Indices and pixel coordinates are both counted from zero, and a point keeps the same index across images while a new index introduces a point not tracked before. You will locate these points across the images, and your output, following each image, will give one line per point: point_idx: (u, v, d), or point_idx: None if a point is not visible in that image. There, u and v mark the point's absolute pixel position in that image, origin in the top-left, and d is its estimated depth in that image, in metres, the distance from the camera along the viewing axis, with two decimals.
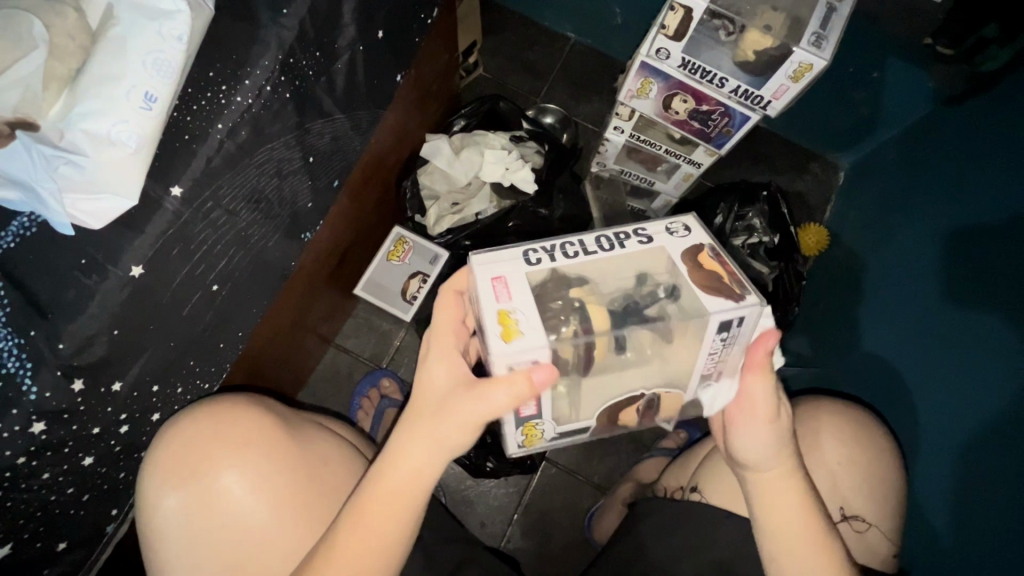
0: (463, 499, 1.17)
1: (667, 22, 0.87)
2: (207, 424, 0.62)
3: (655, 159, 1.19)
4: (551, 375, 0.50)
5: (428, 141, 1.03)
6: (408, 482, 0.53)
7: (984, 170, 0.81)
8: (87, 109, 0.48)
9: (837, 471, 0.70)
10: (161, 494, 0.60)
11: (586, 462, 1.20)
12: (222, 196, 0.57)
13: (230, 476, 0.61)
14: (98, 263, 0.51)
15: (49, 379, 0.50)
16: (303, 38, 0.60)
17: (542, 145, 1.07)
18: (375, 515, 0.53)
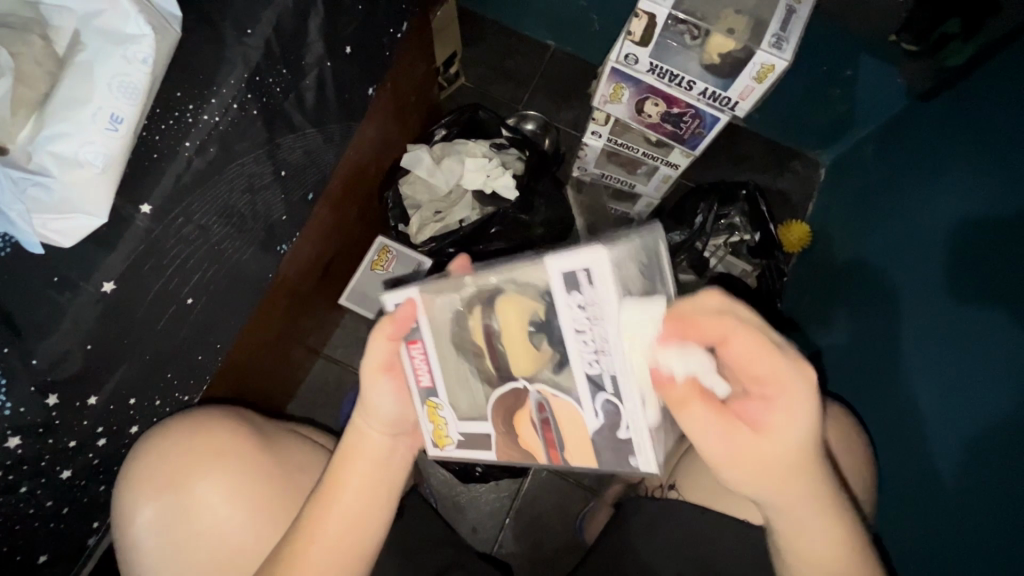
0: (455, 505, 1.19)
1: (633, 28, 0.90)
2: (173, 433, 0.62)
3: (633, 162, 1.21)
4: (410, 315, 0.55)
5: (410, 150, 1.04)
6: (371, 468, 0.60)
7: (958, 164, 0.82)
8: (55, 132, 0.50)
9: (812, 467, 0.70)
10: (133, 507, 0.61)
11: (576, 464, 1.21)
12: (193, 212, 0.59)
13: (201, 482, 0.62)
14: (71, 281, 0.52)
15: (24, 395, 0.51)
16: (270, 57, 0.61)
17: (523, 151, 1.08)
18: (351, 505, 0.58)
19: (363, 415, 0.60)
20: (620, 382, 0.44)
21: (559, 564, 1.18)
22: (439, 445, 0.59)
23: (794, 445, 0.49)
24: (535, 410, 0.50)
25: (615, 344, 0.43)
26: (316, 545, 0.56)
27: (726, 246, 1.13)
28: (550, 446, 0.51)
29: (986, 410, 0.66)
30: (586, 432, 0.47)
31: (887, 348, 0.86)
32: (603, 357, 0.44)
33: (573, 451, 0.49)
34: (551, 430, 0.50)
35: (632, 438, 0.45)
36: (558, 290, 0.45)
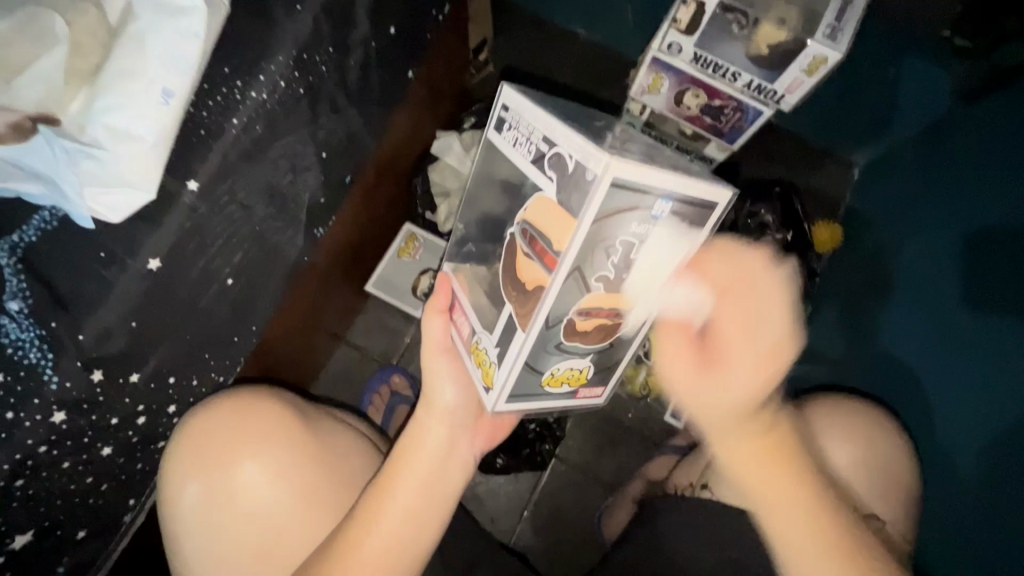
0: (473, 495, 1.18)
1: (679, 16, 0.88)
2: (229, 414, 0.62)
3: None
4: (450, 282, 0.57)
5: (440, 137, 1.04)
6: (429, 461, 0.59)
7: (991, 185, 0.80)
8: (106, 104, 0.48)
9: (849, 470, 0.69)
10: (183, 485, 0.61)
11: (595, 460, 1.20)
12: (237, 192, 0.58)
13: (253, 465, 0.62)
14: (117, 257, 0.51)
15: (70, 369, 0.50)
16: (317, 36, 0.60)
17: None
18: (407, 497, 0.57)
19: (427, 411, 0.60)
20: (550, 135, 0.43)
21: (575, 558, 1.17)
22: (490, 385, 0.52)
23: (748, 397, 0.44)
24: (522, 239, 0.47)
25: (536, 119, 0.44)
26: (373, 539, 0.55)
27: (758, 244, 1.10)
28: (545, 260, 0.45)
29: (1017, 408, 0.66)
30: (558, 205, 0.43)
31: (922, 350, 0.84)
32: (531, 139, 0.44)
33: (562, 234, 0.43)
34: (538, 240, 0.45)
35: (590, 167, 0.40)
36: (496, 140, 0.48)
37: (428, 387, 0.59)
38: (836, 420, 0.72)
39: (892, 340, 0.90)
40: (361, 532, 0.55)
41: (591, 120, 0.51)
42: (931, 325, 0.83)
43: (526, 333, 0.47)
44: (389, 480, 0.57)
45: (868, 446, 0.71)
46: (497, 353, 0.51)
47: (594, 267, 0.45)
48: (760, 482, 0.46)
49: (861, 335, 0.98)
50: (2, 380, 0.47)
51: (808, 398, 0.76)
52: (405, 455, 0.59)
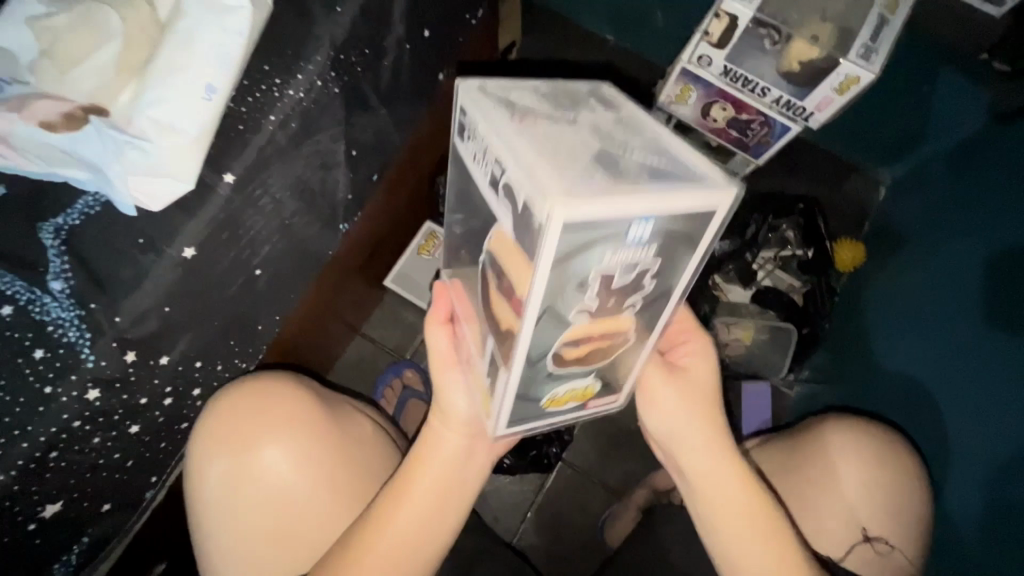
0: (478, 493, 1.20)
1: (711, 30, 0.88)
2: (251, 404, 0.64)
3: None
4: (450, 293, 0.57)
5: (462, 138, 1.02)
6: (447, 464, 0.59)
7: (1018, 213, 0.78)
8: (154, 97, 0.50)
9: (859, 493, 0.69)
10: (207, 470, 0.63)
11: (601, 465, 1.21)
12: (271, 185, 0.60)
13: (275, 455, 0.63)
14: (155, 243, 0.54)
15: (106, 349, 0.52)
16: (355, 36, 0.62)
17: None
18: (425, 496, 0.58)
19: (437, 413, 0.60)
20: (501, 160, 0.38)
21: (576, 562, 1.18)
22: (490, 413, 0.52)
23: (710, 441, 0.57)
24: (495, 277, 0.45)
25: (490, 139, 0.39)
26: (388, 534, 0.56)
27: (776, 259, 1.09)
28: (513, 304, 0.43)
29: None
30: (520, 250, 0.40)
31: (938, 375, 0.83)
32: (486, 158, 0.40)
33: (522, 279, 0.40)
34: (506, 282, 0.43)
35: (538, 209, 0.35)
36: (460, 148, 0.46)
37: (439, 391, 0.59)
38: (850, 445, 0.70)
39: (909, 363, 0.89)
40: (379, 527, 0.56)
41: (576, 113, 0.43)
42: (949, 351, 0.82)
43: (507, 373, 0.46)
44: (406, 478, 0.58)
45: (884, 476, 0.69)
46: (492, 383, 0.51)
47: (570, 305, 0.41)
48: (737, 530, 0.55)
49: (877, 356, 0.97)
50: (43, 356, 0.51)
51: (826, 422, 0.74)
52: (419, 456, 0.59)
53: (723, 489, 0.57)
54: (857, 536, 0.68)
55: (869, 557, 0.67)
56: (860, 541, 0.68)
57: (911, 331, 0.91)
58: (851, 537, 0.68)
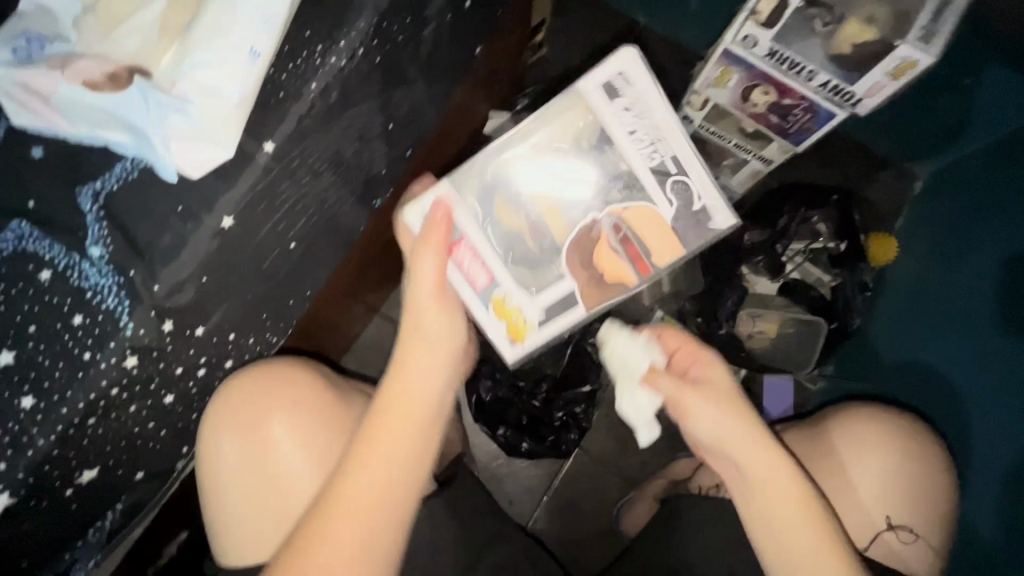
0: (494, 475, 1.20)
1: (759, 8, 0.84)
2: (259, 384, 0.63)
3: (722, 152, 1.18)
4: (447, 211, 0.59)
5: (493, 116, 1.03)
6: (419, 402, 0.57)
7: None
8: (197, 60, 0.48)
9: (881, 482, 0.68)
10: (216, 450, 0.62)
11: (619, 453, 1.20)
12: (309, 156, 0.58)
13: (282, 432, 0.63)
14: (193, 211, 0.53)
15: (144, 318, 0.51)
16: (398, 3, 0.60)
17: None
18: (393, 434, 0.56)
19: (407, 331, 0.59)
20: (681, 160, 0.56)
21: (589, 548, 1.18)
22: (517, 340, 0.62)
23: (756, 442, 0.57)
24: (613, 234, 0.59)
25: (668, 128, 0.56)
26: (362, 472, 0.54)
27: (806, 252, 1.02)
28: (637, 263, 0.60)
29: None
30: (665, 221, 0.59)
31: (971, 376, 0.81)
32: (659, 146, 0.56)
33: (651, 240, 0.59)
34: (632, 240, 0.59)
35: (719, 216, 0.58)
36: (606, 103, 0.56)
37: (408, 310, 0.59)
38: (870, 438, 0.69)
39: (941, 362, 0.88)
40: (356, 466, 0.55)
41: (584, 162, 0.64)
42: (984, 352, 0.80)
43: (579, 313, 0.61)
44: (383, 416, 0.56)
45: (905, 472, 0.68)
46: (535, 319, 0.61)
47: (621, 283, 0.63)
48: (803, 548, 0.55)
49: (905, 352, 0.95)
50: (83, 322, 0.50)
51: (841, 415, 0.72)
52: (394, 393, 0.57)
53: (787, 511, 0.56)
54: (880, 525, 0.67)
55: (893, 546, 0.67)
56: (883, 530, 0.67)
57: (943, 328, 0.89)
58: (874, 527, 0.67)
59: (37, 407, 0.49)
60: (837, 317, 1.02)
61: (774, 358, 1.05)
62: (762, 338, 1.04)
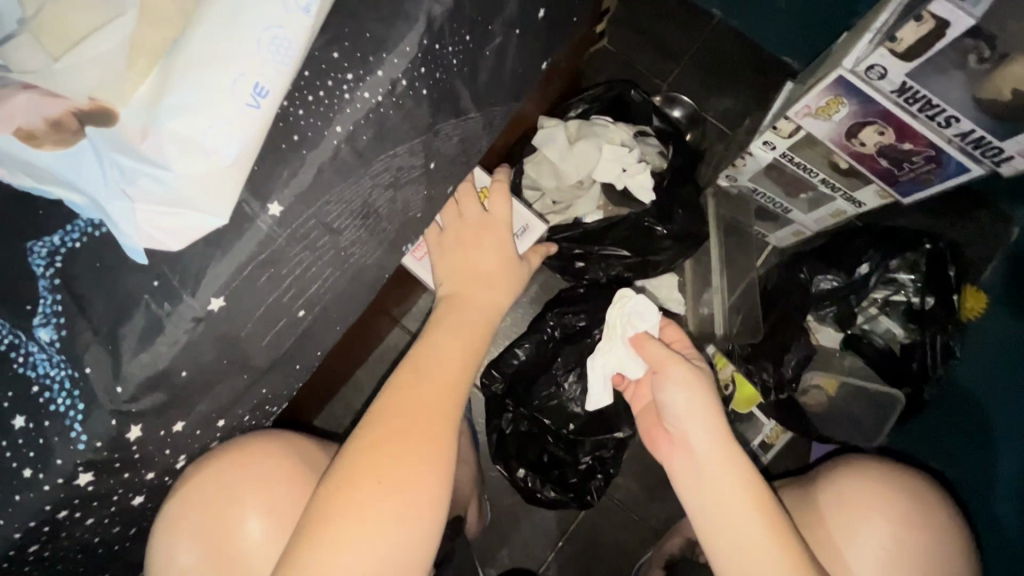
0: (508, 513, 1.01)
1: (901, 34, 0.58)
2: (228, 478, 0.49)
3: (800, 183, 0.84)
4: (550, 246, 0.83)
5: (540, 124, 0.83)
6: (446, 370, 0.52)
7: None
8: (178, 99, 0.35)
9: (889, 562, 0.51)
10: (173, 562, 0.48)
11: (646, 501, 1.01)
12: (328, 213, 0.45)
13: (254, 521, 0.49)
14: (173, 288, 0.40)
15: (103, 427, 0.40)
16: (456, 17, 0.45)
17: (667, 145, 0.86)
18: (410, 411, 0.48)
19: (488, 260, 0.61)
20: None
21: None
22: None
23: (718, 430, 0.53)
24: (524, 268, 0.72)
25: None
26: (355, 473, 0.45)
27: (881, 303, 0.80)
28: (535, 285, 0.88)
29: None
30: None
31: None
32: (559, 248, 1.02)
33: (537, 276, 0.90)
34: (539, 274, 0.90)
35: None
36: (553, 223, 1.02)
37: (497, 238, 0.62)
38: (856, 492, 0.54)
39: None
40: (347, 472, 0.45)
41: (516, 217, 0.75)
42: None
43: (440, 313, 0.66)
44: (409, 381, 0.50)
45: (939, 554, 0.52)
46: None
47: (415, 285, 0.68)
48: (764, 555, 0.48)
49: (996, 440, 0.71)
50: (25, 426, 0.39)
51: (831, 464, 0.59)
52: (408, 382, 0.50)
53: (737, 508, 0.50)
54: None
55: None
56: None
57: None
58: None
59: None
60: (915, 383, 0.78)
61: (837, 426, 0.83)
62: (821, 395, 0.83)
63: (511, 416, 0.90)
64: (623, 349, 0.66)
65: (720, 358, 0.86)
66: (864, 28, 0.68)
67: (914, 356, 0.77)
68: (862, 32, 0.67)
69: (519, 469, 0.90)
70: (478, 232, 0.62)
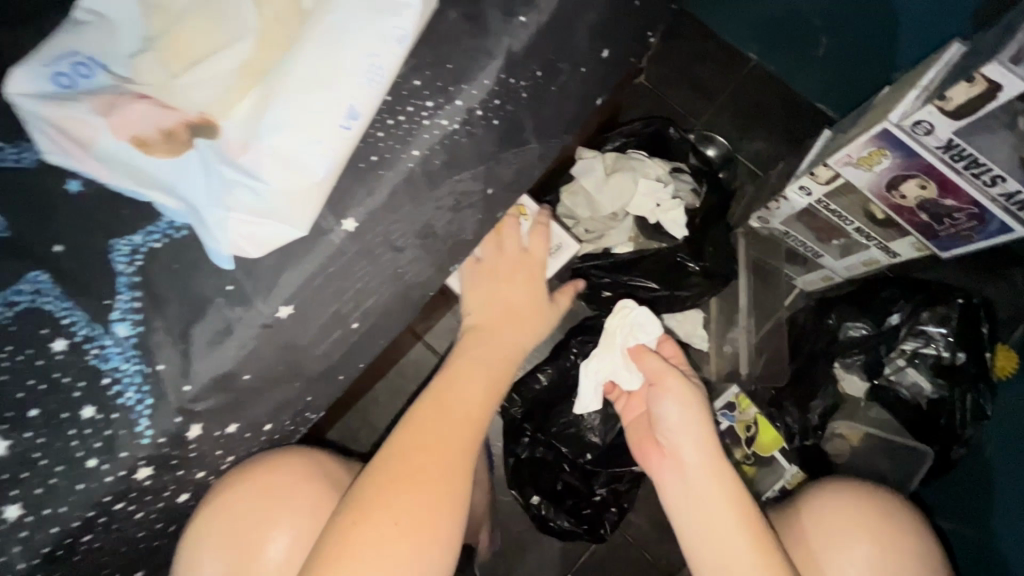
0: (518, 540, 0.99)
1: (951, 93, 0.59)
2: (258, 491, 0.49)
3: (833, 229, 0.84)
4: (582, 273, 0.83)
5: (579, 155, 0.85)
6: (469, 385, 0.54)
7: None
8: (277, 117, 0.37)
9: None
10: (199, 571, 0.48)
11: (659, 540, 0.99)
12: (393, 231, 0.46)
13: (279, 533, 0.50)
14: (246, 294, 0.42)
15: (167, 424, 0.41)
16: (531, 55, 0.47)
17: (701, 183, 0.86)
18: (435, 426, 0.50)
19: (523, 300, 0.62)
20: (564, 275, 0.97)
21: None
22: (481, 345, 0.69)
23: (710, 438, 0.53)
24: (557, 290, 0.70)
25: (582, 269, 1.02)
26: (385, 479, 0.46)
27: (909, 355, 0.77)
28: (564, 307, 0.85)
29: None
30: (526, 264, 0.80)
31: None
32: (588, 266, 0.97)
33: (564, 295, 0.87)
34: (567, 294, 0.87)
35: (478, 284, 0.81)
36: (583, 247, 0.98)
37: (530, 279, 0.63)
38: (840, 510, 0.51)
39: None
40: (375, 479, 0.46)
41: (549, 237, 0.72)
42: None
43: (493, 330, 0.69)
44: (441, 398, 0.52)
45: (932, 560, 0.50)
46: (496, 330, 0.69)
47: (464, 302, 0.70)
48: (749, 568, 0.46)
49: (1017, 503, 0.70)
50: (93, 417, 0.40)
51: (813, 483, 0.57)
52: (431, 403, 0.52)
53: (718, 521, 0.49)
54: None
55: None
56: None
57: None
58: None
59: (21, 522, 0.39)
60: (943, 440, 0.76)
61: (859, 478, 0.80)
62: (844, 445, 0.82)
63: (528, 441, 0.89)
64: (620, 358, 0.65)
65: (743, 400, 0.81)
66: (909, 84, 0.70)
67: (943, 413, 0.76)
68: (907, 89, 0.69)
69: (534, 496, 0.89)
70: (513, 269, 0.63)
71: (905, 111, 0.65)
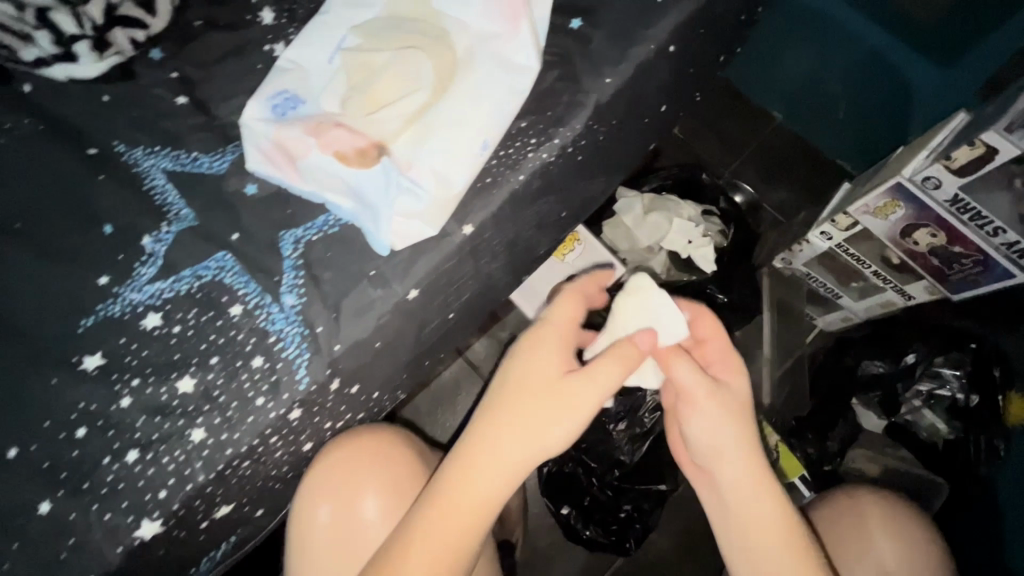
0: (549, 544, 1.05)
1: (956, 154, 0.70)
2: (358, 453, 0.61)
3: (852, 271, 0.94)
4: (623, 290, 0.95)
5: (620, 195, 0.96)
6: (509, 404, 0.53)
7: None
8: (438, 145, 0.53)
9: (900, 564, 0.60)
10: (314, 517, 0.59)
11: (683, 553, 1.04)
12: (495, 237, 0.58)
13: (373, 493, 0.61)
14: (385, 278, 0.54)
15: (318, 375, 0.52)
16: (611, 107, 0.60)
17: (729, 225, 0.96)
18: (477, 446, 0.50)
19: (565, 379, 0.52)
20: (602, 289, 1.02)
21: None
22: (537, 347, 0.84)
23: (748, 457, 0.53)
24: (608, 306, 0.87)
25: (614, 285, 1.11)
26: (444, 492, 0.50)
27: (925, 396, 0.85)
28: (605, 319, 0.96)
29: None
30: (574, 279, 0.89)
31: None
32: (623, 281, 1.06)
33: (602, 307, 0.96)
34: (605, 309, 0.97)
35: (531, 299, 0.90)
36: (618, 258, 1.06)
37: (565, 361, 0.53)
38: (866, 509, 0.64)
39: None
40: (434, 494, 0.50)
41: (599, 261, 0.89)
42: None
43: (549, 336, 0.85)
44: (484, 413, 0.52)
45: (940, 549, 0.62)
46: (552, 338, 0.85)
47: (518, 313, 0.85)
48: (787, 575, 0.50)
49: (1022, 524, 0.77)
50: (262, 366, 0.52)
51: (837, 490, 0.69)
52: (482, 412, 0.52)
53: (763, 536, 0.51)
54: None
55: None
56: None
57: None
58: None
59: (203, 443, 0.51)
60: (959, 475, 0.83)
61: None
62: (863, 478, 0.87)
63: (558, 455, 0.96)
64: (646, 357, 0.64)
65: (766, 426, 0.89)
66: (920, 146, 0.81)
67: (956, 450, 0.83)
68: (917, 150, 0.80)
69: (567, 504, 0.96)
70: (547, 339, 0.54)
71: (916, 168, 0.76)
